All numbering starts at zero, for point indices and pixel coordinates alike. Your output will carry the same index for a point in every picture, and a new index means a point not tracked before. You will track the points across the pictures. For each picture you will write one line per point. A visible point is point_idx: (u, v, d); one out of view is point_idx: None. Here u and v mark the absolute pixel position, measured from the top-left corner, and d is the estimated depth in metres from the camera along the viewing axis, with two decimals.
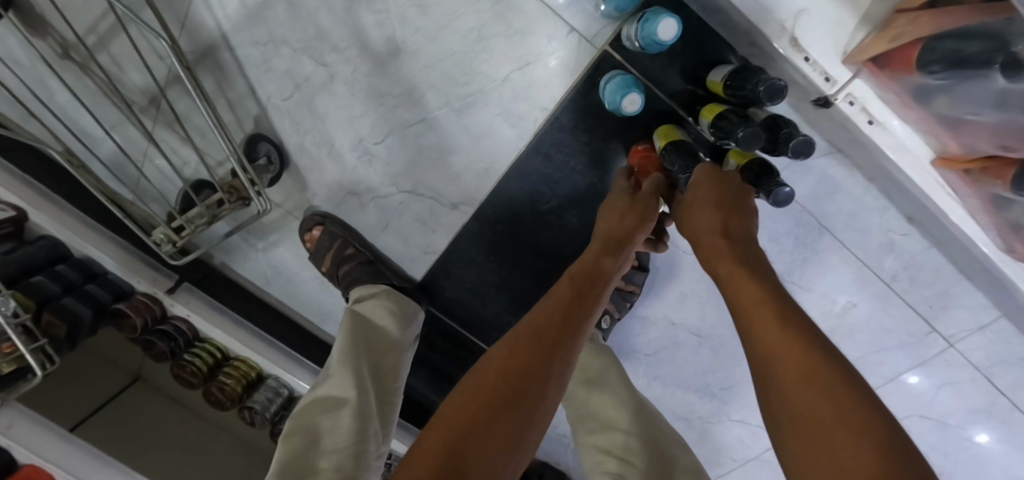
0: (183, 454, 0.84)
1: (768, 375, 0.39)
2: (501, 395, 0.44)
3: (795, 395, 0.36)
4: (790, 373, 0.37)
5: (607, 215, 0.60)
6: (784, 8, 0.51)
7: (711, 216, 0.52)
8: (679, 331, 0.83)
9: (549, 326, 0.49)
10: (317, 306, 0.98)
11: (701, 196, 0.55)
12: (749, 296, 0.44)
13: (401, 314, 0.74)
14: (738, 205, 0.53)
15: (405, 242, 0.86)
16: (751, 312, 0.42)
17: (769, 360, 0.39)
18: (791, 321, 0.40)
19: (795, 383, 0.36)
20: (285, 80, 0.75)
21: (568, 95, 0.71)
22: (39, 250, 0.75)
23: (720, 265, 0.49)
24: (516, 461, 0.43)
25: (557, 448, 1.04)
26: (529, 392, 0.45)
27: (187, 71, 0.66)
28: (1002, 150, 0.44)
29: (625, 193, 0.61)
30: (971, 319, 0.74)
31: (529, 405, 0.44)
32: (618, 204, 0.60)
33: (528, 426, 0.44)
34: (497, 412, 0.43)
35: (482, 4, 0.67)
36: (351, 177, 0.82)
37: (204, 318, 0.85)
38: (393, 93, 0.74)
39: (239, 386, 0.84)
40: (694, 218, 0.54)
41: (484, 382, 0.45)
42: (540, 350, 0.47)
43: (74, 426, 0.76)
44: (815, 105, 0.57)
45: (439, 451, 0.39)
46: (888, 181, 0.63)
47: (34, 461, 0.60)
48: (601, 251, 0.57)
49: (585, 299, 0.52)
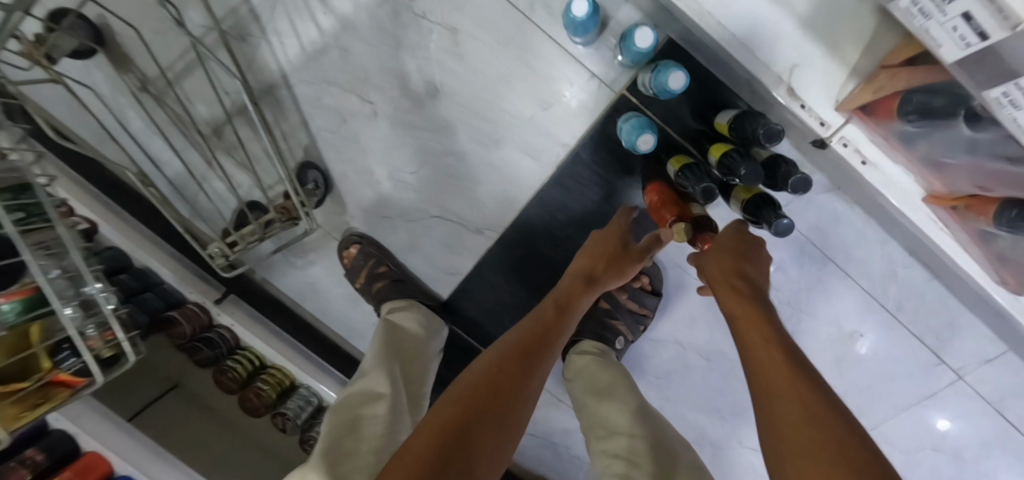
0: (221, 458, 0.87)
1: (773, 407, 0.44)
2: (493, 394, 0.52)
3: (791, 426, 0.41)
4: (793, 407, 0.42)
5: (594, 252, 0.71)
6: (779, 63, 0.58)
7: (731, 261, 0.60)
8: (689, 353, 0.87)
9: (529, 347, 0.59)
10: (347, 322, 1.05)
11: (722, 242, 0.63)
12: (765, 343, 0.50)
13: (429, 328, 0.80)
14: (748, 253, 0.62)
15: (432, 264, 0.93)
16: (763, 354, 0.49)
17: (777, 395, 0.44)
18: (803, 370, 0.46)
19: (798, 417, 0.41)
20: (334, 115, 0.85)
21: (586, 132, 0.78)
22: (104, 259, 0.83)
23: (736, 308, 0.55)
24: (503, 453, 0.50)
25: (570, 470, 1.07)
26: (514, 395, 0.53)
27: (252, 106, 0.76)
28: (979, 189, 0.49)
29: (620, 229, 0.72)
30: (978, 351, 0.76)
31: (514, 408, 0.53)
32: (612, 234, 0.72)
33: (509, 425, 0.52)
34: (490, 404, 0.51)
35: (512, 53, 0.75)
36: (387, 202, 0.89)
37: (246, 328, 0.92)
38: (429, 128, 0.82)
39: (274, 393, 0.90)
40: (713, 258, 0.62)
41: (482, 381, 0.53)
42: (522, 363, 0.57)
43: (132, 416, 0.80)
44: (812, 145, 0.63)
45: (446, 431, 0.46)
46: (884, 216, 0.67)
47: (97, 448, 0.66)
48: (581, 285, 0.68)
49: (562, 331, 0.63)
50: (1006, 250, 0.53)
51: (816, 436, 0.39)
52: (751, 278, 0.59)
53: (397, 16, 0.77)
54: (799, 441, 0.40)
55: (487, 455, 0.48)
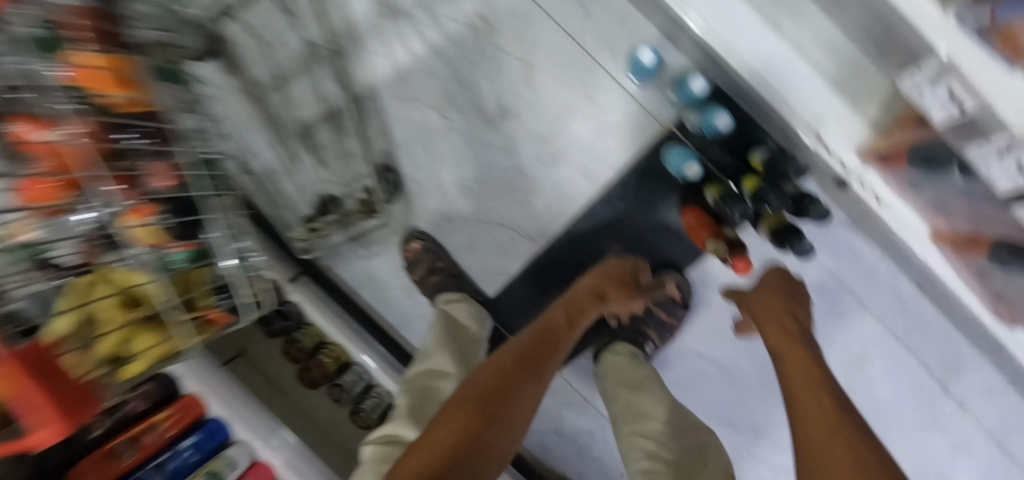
0: (298, 422, 0.97)
1: (801, 425, 0.54)
2: (502, 392, 0.62)
3: (819, 438, 0.50)
4: (820, 423, 0.52)
5: (604, 279, 0.81)
6: (806, 111, 0.67)
7: (777, 302, 0.71)
8: (711, 366, 0.96)
9: (538, 354, 0.70)
10: (397, 312, 1.16)
11: (769, 282, 0.74)
12: (800, 373, 0.60)
13: (479, 316, 0.91)
14: (793, 293, 0.73)
15: (483, 264, 1.04)
16: (802, 382, 0.59)
17: (807, 416, 0.54)
18: (834, 397, 0.55)
19: (822, 429, 0.51)
20: (413, 127, 0.98)
21: (634, 158, 0.89)
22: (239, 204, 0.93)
23: (781, 345, 0.66)
24: (509, 444, 0.61)
25: (589, 472, 1.14)
26: (522, 393, 0.65)
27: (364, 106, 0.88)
28: (976, 229, 0.58)
29: (625, 267, 0.83)
30: (980, 383, 0.84)
31: (519, 405, 0.64)
32: (621, 272, 0.82)
33: (514, 420, 0.63)
34: (501, 400, 0.62)
35: (575, 86, 0.88)
36: (451, 205, 1.01)
37: (312, 306, 1.00)
38: (495, 144, 0.95)
39: (333, 366, 1.03)
40: (761, 299, 0.73)
41: (493, 381, 0.63)
42: (530, 368, 0.68)
43: (223, 365, 0.85)
44: (835, 184, 0.72)
45: (462, 422, 0.57)
46: (896, 251, 0.77)
47: (197, 391, 0.75)
48: (589, 303, 0.80)
49: (565, 342, 0.75)
50: (1001, 284, 0.61)
51: (843, 444, 0.48)
52: (799, 317, 0.70)
53: (481, 48, 0.90)
54: (825, 448, 0.49)
55: (495, 444, 0.58)
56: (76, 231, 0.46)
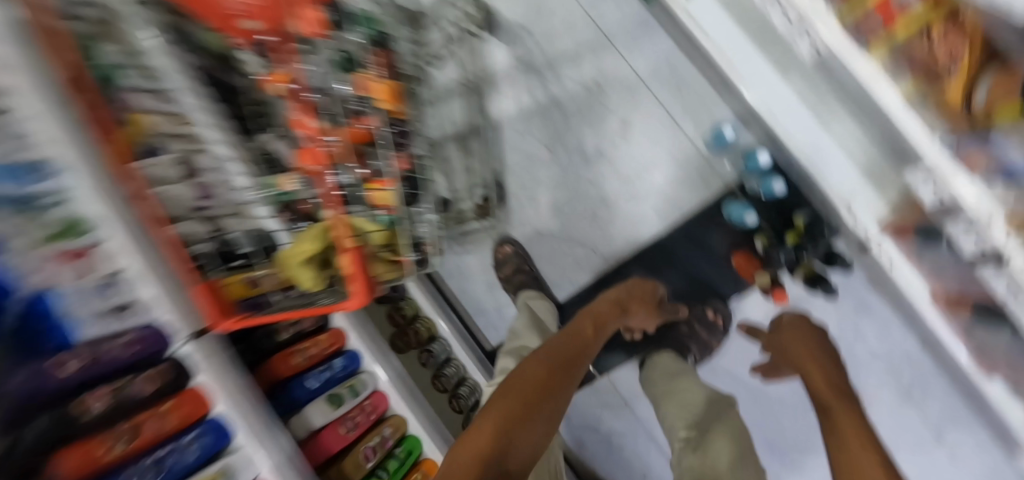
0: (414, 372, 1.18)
1: (833, 429, 0.74)
2: (539, 387, 0.83)
3: (848, 439, 0.71)
4: (847, 430, 0.72)
5: (619, 298, 1.04)
6: (841, 190, 0.89)
7: (804, 340, 0.92)
8: (738, 386, 1.15)
9: (568, 351, 0.91)
10: (475, 303, 1.39)
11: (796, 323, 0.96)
12: (827, 392, 0.80)
13: (552, 310, 1.18)
14: (813, 332, 0.94)
15: (558, 273, 1.26)
16: (830, 396, 0.79)
17: (835, 425, 0.74)
18: (852, 411, 0.75)
19: (850, 431, 0.72)
20: (523, 156, 1.24)
21: (698, 206, 1.13)
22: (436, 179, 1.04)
23: (811, 367, 0.86)
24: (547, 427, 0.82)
25: (616, 471, 1.30)
26: (561, 382, 0.86)
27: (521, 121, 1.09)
28: (962, 292, 0.79)
29: (643, 287, 1.06)
30: (968, 435, 1.02)
31: (555, 394, 0.84)
32: (644, 290, 1.08)
33: (552, 409, 0.83)
34: (539, 393, 0.82)
35: (660, 144, 1.13)
36: (541, 221, 1.26)
37: (417, 283, 1.27)
38: (588, 179, 1.20)
39: (426, 335, 1.23)
40: (787, 336, 0.95)
41: (531, 378, 0.84)
42: (565, 364, 0.89)
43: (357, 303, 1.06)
44: (858, 247, 0.94)
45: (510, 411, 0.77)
46: (904, 311, 0.97)
47: (342, 326, 0.98)
48: (613, 314, 1.01)
49: (593, 342, 0.95)
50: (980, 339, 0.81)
51: (861, 445, 0.69)
52: (824, 352, 0.89)
53: (590, 104, 1.17)
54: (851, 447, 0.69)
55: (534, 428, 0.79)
56: (345, 193, 0.75)
